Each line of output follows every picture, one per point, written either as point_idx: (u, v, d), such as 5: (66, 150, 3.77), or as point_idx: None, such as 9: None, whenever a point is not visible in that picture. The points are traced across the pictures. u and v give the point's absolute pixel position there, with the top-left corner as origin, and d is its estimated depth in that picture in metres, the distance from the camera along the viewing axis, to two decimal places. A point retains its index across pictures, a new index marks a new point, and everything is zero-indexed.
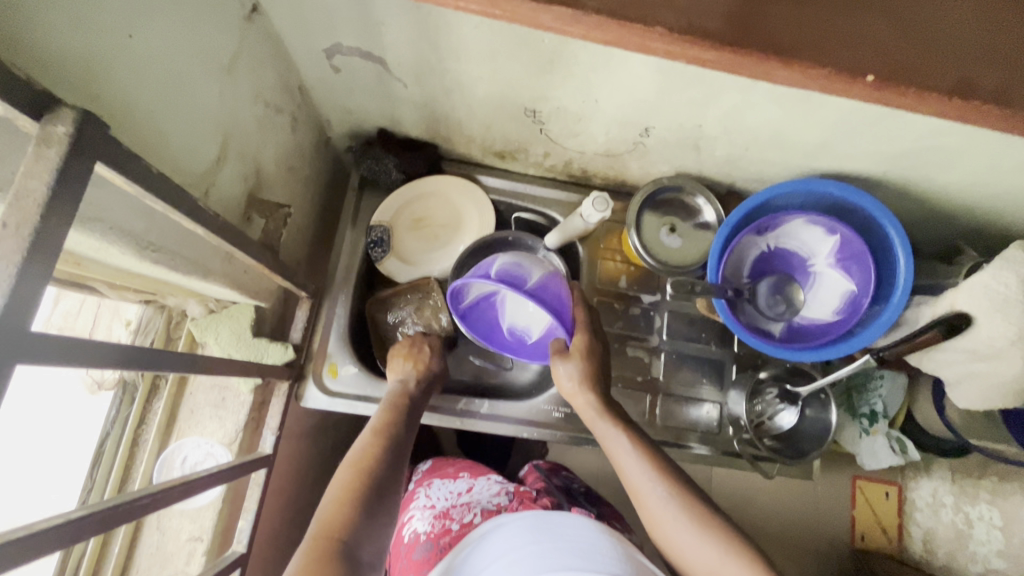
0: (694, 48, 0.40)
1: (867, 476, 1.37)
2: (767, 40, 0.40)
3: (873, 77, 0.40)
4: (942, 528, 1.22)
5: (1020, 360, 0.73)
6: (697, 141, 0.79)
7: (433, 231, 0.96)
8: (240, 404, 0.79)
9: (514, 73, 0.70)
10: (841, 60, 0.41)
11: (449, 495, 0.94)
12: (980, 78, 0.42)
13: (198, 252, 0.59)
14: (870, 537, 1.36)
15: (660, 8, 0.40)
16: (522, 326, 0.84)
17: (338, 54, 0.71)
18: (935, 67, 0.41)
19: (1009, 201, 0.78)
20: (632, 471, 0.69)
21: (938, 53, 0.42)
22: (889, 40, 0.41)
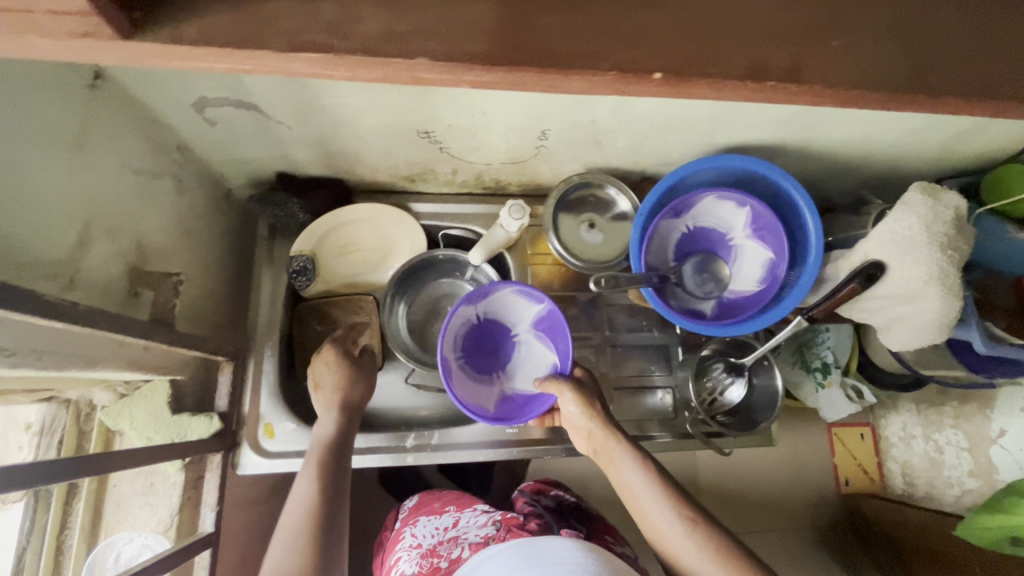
0: (469, 71, 0.40)
1: (840, 422, 1.42)
2: (537, 49, 0.41)
3: (660, 75, 0.42)
4: (917, 459, 1.32)
5: (937, 298, 0.76)
6: (596, 136, 0.79)
7: (362, 255, 0.95)
8: (170, 485, 0.75)
9: (394, 100, 0.68)
10: (625, 62, 0.42)
11: (435, 531, 0.92)
12: (768, 56, 0.45)
13: (74, 343, 0.55)
14: (854, 481, 1.42)
15: (425, 38, 0.40)
16: (476, 398, 0.83)
17: (207, 107, 0.67)
18: (725, 54, 0.44)
19: (901, 144, 0.80)
20: (646, 502, 0.68)
21: (712, 38, 0.44)
22: (668, 32, 0.44)
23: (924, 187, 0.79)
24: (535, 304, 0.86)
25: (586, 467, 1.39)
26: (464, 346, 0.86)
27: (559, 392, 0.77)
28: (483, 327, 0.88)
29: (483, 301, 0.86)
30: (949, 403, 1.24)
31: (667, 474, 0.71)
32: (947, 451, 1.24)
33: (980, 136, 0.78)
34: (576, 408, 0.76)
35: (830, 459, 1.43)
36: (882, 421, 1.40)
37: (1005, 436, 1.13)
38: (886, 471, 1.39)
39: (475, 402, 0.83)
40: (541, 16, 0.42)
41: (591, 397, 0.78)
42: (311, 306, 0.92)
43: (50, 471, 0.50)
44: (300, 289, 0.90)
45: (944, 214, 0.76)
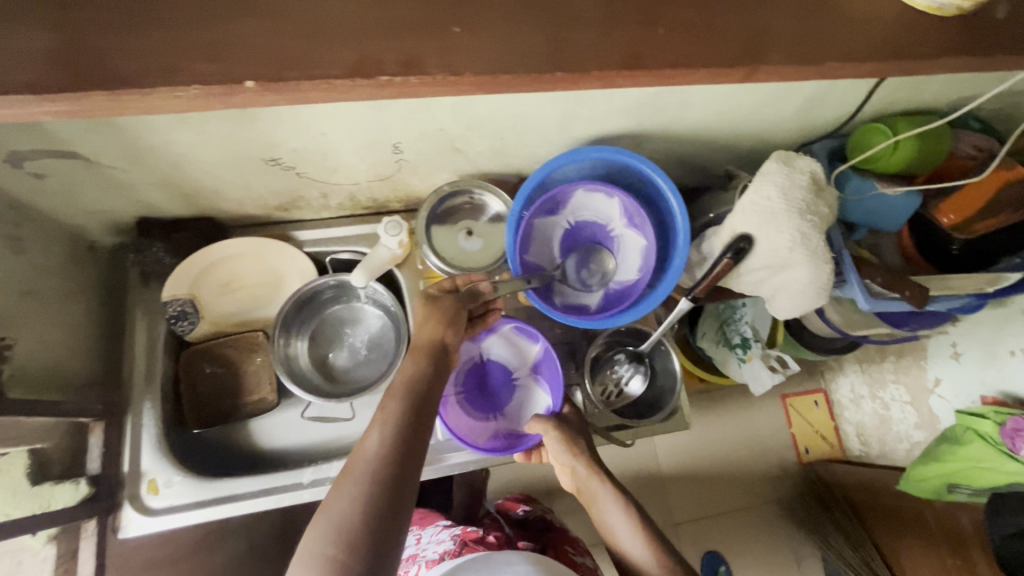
0: (42, 103, 0.43)
1: (794, 392, 1.44)
2: (110, 71, 0.44)
3: (251, 81, 0.45)
4: (869, 418, 1.37)
5: (807, 263, 0.77)
6: (452, 143, 0.78)
7: (247, 290, 0.92)
8: (41, 560, 0.71)
9: (223, 131, 0.66)
10: (220, 72, 0.45)
11: (399, 552, 0.94)
12: (382, 52, 0.48)
13: None
14: (814, 448, 1.43)
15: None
16: (469, 434, 0.84)
17: (24, 158, 0.64)
18: (321, 55, 0.46)
19: (755, 116, 0.82)
20: (622, 538, 0.72)
21: (309, 36, 0.47)
22: (259, 31, 0.46)
23: (781, 156, 0.80)
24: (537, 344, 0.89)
25: (534, 472, 1.37)
26: (467, 381, 0.89)
27: (546, 435, 0.80)
28: (488, 368, 0.90)
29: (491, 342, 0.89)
30: (887, 358, 1.33)
31: (641, 511, 0.74)
32: (892, 406, 1.31)
33: (827, 100, 0.80)
34: (560, 447, 0.80)
35: (789, 430, 1.43)
36: (833, 384, 1.44)
37: (940, 385, 1.20)
38: (843, 434, 1.42)
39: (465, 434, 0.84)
40: (100, 36, 0.45)
41: (575, 438, 0.81)
42: (196, 350, 0.89)
43: None
44: (184, 335, 0.88)
45: (800, 180, 0.78)
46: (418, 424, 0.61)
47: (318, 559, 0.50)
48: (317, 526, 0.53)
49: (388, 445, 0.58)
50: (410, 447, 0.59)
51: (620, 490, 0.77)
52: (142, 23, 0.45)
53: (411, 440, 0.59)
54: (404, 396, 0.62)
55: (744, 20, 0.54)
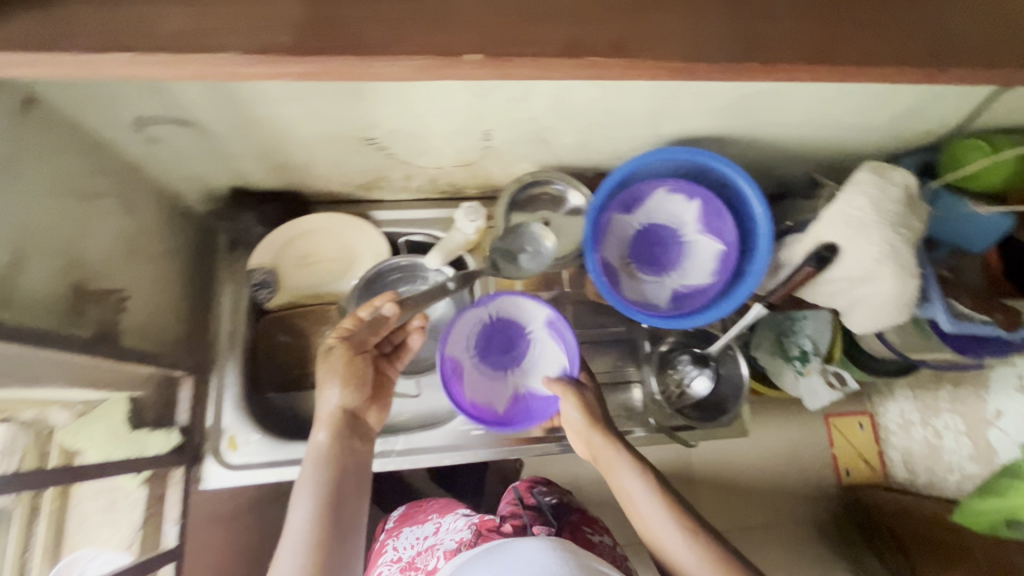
0: (284, 62, 0.44)
1: (837, 412, 1.40)
2: (352, 40, 0.45)
3: (483, 54, 0.46)
4: (917, 445, 1.28)
5: (892, 277, 0.75)
6: (540, 133, 0.80)
7: (323, 265, 0.95)
8: (132, 503, 0.77)
9: (331, 108, 0.69)
10: (457, 48, 0.46)
11: (415, 541, 0.92)
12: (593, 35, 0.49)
13: (18, 361, 0.55)
14: (855, 471, 1.39)
15: (228, 33, 0.44)
16: (487, 400, 0.85)
17: (148, 124, 0.68)
18: (536, 38, 0.47)
19: (848, 123, 0.80)
20: (641, 503, 0.65)
21: (530, 21, 0.48)
22: (491, 20, 0.48)
23: (873, 166, 0.78)
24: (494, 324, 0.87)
25: (575, 468, 1.38)
26: (478, 345, 0.87)
27: (563, 402, 0.78)
28: (494, 328, 0.87)
29: (493, 303, 0.86)
30: (943, 385, 1.20)
31: (663, 480, 0.67)
32: (946, 435, 1.19)
33: (925, 112, 0.78)
34: (577, 416, 0.76)
35: (829, 450, 1.40)
36: (880, 408, 1.38)
37: None
38: (888, 460, 1.36)
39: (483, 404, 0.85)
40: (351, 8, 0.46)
41: (593, 408, 0.77)
42: (273, 318, 0.92)
43: None
44: (263, 302, 0.91)
45: (894, 192, 0.76)
46: (352, 421, 0.72)
47: (301, 522, 0.61)
48: (296, 501, 0.63)
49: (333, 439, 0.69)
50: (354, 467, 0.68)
51: (640, 459, 0.69)
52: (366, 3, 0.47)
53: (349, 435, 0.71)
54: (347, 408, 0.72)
55: (874, 21, 0.53)
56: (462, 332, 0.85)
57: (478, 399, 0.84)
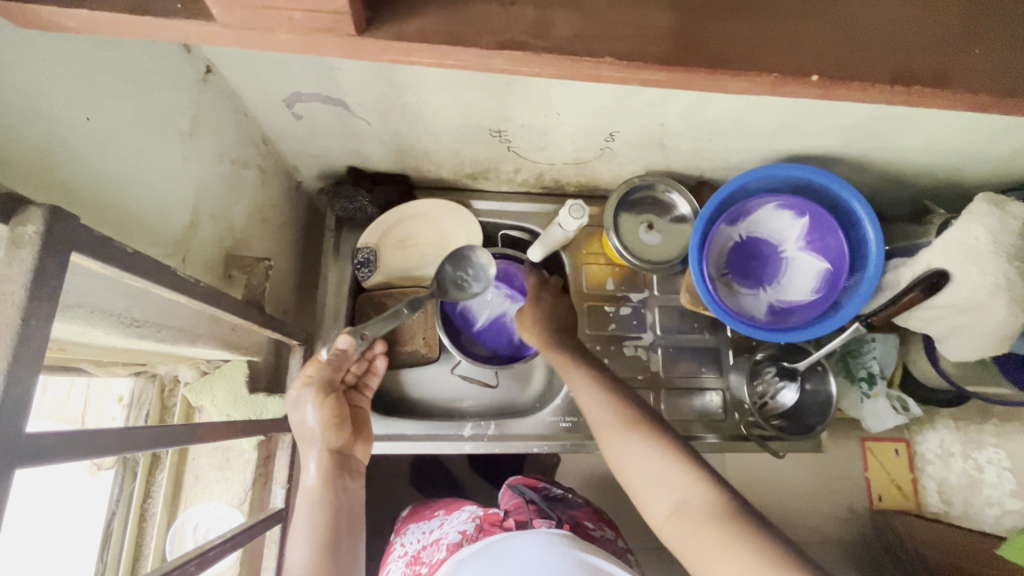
0: (642, 73, 0.39)
1: (874, 436, 1.33)
2: (715, 55, 0.40)
3: (818, 78, 0.40)
4: (954, 477, 1.21)
5: (1002, 309, 0.75)
6: (661, 139, 0.81)
7: (419, 249, 0.95)
8: (244, 462, 0.80)
9: (472, 98, 0.70)
10: (781, 64, 0.40)
11: (420, 536, 0.88)
12: (919, 61, 0.43)
13: (185, 319, 0.58)
14: (888, 498, 1.31)
15: (607, 39, 0.39)
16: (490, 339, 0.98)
17: (298, 102, 0.70)
18: (870, 56, 0.42)
19: (967, 155, 0.80)
20: (597, 414, 0.74)
21: (858, 41, 0.42)
22: (824, 39, 0.41)
23: (991, 199, 0.79)
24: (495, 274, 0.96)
25: None
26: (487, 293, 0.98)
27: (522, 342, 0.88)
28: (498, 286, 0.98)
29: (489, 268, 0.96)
30: (989, 420, 1.18)
31: (617, 392, 0.76)
32: (987, 470, 1.16)
33: None
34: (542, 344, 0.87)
35: (863, 474, 1.34)
36: (918, 436, 1.29)
37: None
38: (922, 489, 1.27)
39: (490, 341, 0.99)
40: (715, 21, 0.40)
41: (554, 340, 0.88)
42: (369, 297, 0.91)
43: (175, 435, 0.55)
44: (362, 280, 0.93)
45: (1012, 225, 0.76)
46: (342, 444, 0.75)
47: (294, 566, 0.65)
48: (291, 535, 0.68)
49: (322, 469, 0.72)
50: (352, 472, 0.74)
51: (598, 377, 0.79)
52: (726, 9, 0.41)
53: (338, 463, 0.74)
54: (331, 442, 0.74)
55: None
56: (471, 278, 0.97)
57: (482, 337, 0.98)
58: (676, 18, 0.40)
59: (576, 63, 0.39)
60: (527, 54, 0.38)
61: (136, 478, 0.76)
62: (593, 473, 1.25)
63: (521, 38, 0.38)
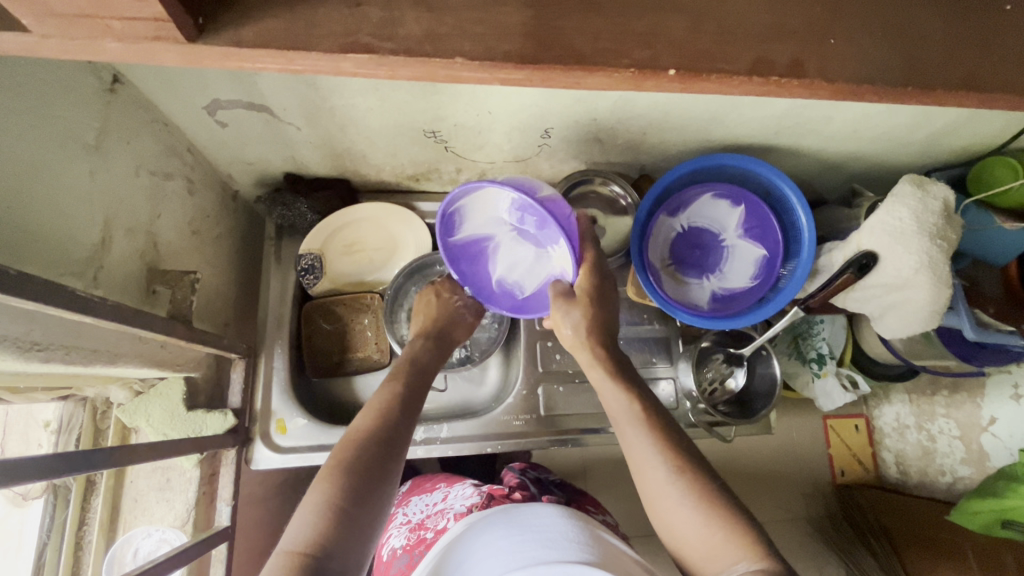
0: (501, 72, 0.40)
1: (835, 412, 1.32)
2: (569, 51, 0.40)
3: (675, 70, 0.41)
4: (910, 448, 1.26)
5: (928, 285, 0.78)
6: (596, 133, 0.81)
7: (366, 253, 0.94)
8: (186, 481, 0.77)
9: (401, 101, 0.69)
10: (644, 57, 0.41)
11: (425, 507, 0.84)
12: (773, 52, 0.44)
13: (102, 339, 0.56)
14: (851, 472, 1.31)
15: (455, 38, 0.40)
16: (516, 279, 0.77)
17: (219, 109, 0.68)
18: (734, 49, 0.43)
19: (892, 139, 0.82)
20: (638, 448, 0.62)
21: (727, 34, 0.43)
22: (682, 34, 0.42)
23: (913, 180, 0.81)
24: (544, 187, 0.70)
25: None
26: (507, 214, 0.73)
27: (553, 312, 0.72)
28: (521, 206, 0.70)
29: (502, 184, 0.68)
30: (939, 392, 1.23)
31: (658, 420, 0.64)
32: (940, 440, 1.22)
33: (962, 131, 0.81)
34: (570, 331, 0.71)
35: (827, 451, 1.32)
36: (875, 411, 1.32)
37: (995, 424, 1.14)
38: (881, 460, 1.29)
39: (511, 282, 0.78)
40: (569, 18, 0.41)
41: (586, 312, 0.71)
42: (317, 304, 0.92)
43: (94, 460, 0.54)
44: (307, 288, 0.91)
45: (932, 205, 0.79)
46: (409, 407, 0.65)
47: (317, 495, 0.53)
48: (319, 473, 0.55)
49: (381, 414, 0.62)
50: (396, 447, 0.60)
51: (637, 397, 0.66)
52: (584, 6, 0.41)
53: (410, 407, 0.65)
54: (403, 380, 0.68)
55: None
56: (476, 205, 0.72)
57: (499, 280, 0.78)
58: (530, 17, 0.41)
59: (428, 62, 0.39)
60: (376, 57, 0.39)
61: (68, 506, 0.74)
62: (563, 469, 1.25)
63: (367, 40, 0.39)
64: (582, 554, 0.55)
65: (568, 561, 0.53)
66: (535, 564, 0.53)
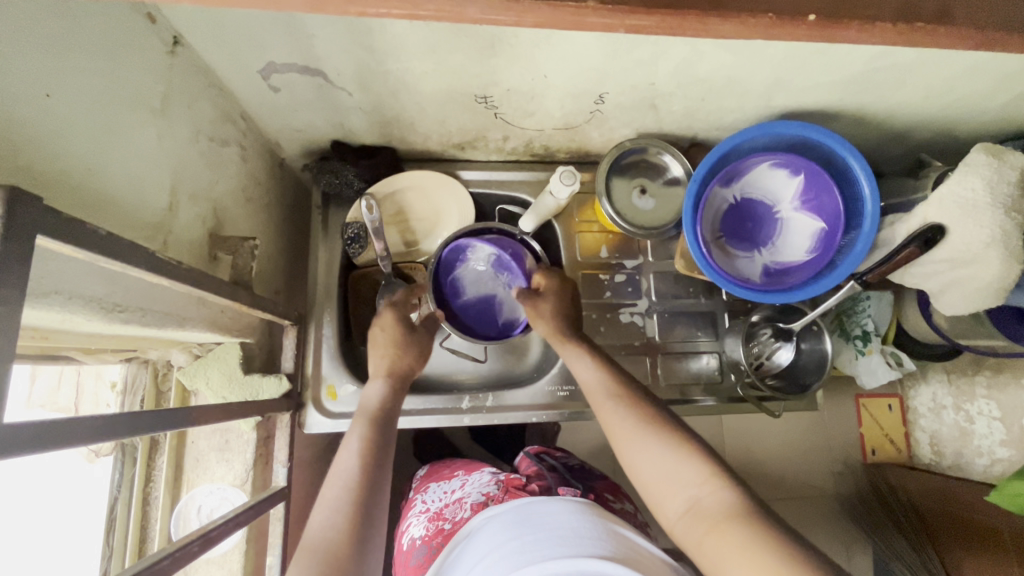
0: (633, 17, 0.39)
1: (869, 392, 1.31)
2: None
3: (813, 16, 0.41)
4: (946, 429, 1.18)
5: (998, 261, 0.74)
6: (652, 99, 0.78)
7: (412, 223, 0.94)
8: (244, 442, 0.80)
9: (456, 63, 0.67)
10: (780, 4, 0.41)
11: (443, 495, 0.85)
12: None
13: (171, 303, 0.57)
14: (881, 451, 1.29)
15: None
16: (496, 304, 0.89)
17: (274, 73, 0.67)
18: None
19: (967, 106, 0.78)
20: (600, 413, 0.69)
21: None
22: None
23: (988, 149, 0.77)
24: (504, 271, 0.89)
25: None
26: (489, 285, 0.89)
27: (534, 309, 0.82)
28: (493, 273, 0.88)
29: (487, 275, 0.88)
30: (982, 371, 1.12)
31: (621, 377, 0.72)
32: (977, 421, 1.12)
33: None
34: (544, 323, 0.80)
35: (858, 430, 1.32)
36: (911, 392, 1.27)
37: None
38: (914, 441, 1.25)
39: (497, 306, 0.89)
40: None
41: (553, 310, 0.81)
42: (364, 274, 0.92)
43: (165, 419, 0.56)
44: (353, 257, 0.90)
45: (1009, 175, 0.74)
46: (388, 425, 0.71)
47: (319, 539, 0.57)
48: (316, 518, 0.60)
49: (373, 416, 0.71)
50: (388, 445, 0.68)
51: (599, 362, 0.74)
52: None
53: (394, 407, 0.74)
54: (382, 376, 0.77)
55: None
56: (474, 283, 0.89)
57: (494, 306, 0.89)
58: None
59: (560, 7, 0.38)
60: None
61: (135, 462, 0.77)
62: (594, 442, 1.25)
63: None
64: (596, 551, 0.54)
65: (579, 556, 0.52)
66: (544, 560, 0.52)
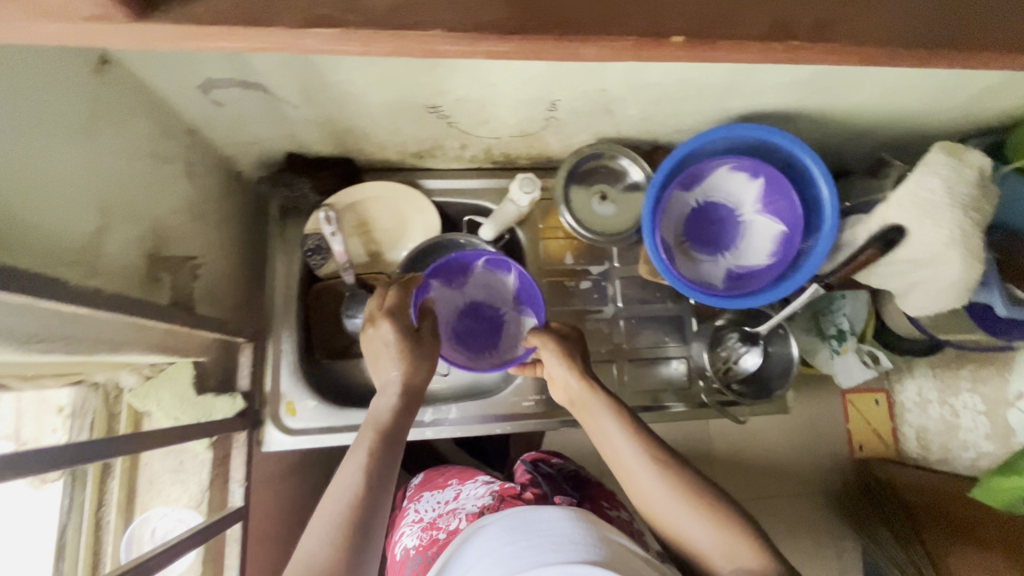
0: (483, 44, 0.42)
1: (856, 388, 1.29)
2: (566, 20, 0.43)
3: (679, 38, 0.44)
4: (933, 423, 1.19)
5: (960, 261, 0.72)
6: (607, 104, 0.77)
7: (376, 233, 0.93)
8: (199, 463, 0.82)
9: (399, 74, 0.66)
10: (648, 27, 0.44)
11: (437, 505, 0.83)
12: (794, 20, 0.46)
13: (101, 328, 0.56)
14: (869, 446, 1.28)
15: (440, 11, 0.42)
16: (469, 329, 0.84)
17: (215, 88, 0.66)
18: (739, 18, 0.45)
19: (925, 103, 0.77)
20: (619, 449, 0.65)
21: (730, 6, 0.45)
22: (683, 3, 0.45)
23: (946, 147, 0.76)
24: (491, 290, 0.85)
25: None
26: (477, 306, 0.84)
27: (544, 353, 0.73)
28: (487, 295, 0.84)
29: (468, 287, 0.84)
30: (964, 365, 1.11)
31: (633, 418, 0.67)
32: (964, 415, 1.12)
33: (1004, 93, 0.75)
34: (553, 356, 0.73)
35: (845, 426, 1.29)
36: (898, 385, 1.27)
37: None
38: (902, 436, 1.26)
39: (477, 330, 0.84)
40: None
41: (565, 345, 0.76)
42: (326, 286, 0.91)
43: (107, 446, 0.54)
44: (314, 267, 0.90)
45: (968, 174, 0.74)
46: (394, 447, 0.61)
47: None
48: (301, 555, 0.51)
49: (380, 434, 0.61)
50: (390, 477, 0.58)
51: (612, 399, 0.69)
52: None
53: (400, 431, 0.63)
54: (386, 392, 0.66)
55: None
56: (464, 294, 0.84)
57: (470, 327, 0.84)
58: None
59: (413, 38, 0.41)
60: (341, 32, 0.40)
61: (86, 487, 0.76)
62: (573, 448, 1.24)
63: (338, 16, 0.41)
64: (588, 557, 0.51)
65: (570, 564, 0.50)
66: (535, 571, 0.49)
